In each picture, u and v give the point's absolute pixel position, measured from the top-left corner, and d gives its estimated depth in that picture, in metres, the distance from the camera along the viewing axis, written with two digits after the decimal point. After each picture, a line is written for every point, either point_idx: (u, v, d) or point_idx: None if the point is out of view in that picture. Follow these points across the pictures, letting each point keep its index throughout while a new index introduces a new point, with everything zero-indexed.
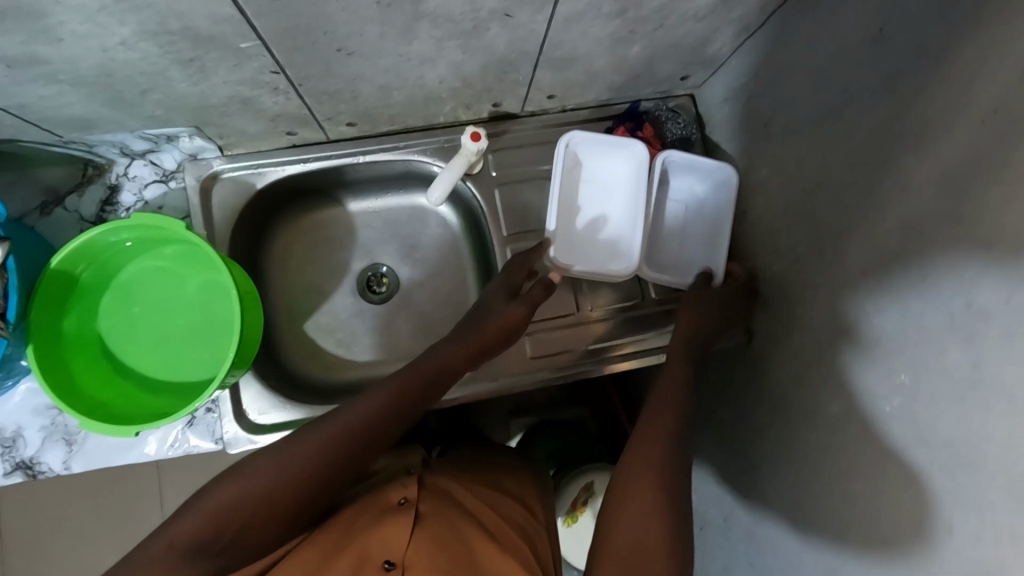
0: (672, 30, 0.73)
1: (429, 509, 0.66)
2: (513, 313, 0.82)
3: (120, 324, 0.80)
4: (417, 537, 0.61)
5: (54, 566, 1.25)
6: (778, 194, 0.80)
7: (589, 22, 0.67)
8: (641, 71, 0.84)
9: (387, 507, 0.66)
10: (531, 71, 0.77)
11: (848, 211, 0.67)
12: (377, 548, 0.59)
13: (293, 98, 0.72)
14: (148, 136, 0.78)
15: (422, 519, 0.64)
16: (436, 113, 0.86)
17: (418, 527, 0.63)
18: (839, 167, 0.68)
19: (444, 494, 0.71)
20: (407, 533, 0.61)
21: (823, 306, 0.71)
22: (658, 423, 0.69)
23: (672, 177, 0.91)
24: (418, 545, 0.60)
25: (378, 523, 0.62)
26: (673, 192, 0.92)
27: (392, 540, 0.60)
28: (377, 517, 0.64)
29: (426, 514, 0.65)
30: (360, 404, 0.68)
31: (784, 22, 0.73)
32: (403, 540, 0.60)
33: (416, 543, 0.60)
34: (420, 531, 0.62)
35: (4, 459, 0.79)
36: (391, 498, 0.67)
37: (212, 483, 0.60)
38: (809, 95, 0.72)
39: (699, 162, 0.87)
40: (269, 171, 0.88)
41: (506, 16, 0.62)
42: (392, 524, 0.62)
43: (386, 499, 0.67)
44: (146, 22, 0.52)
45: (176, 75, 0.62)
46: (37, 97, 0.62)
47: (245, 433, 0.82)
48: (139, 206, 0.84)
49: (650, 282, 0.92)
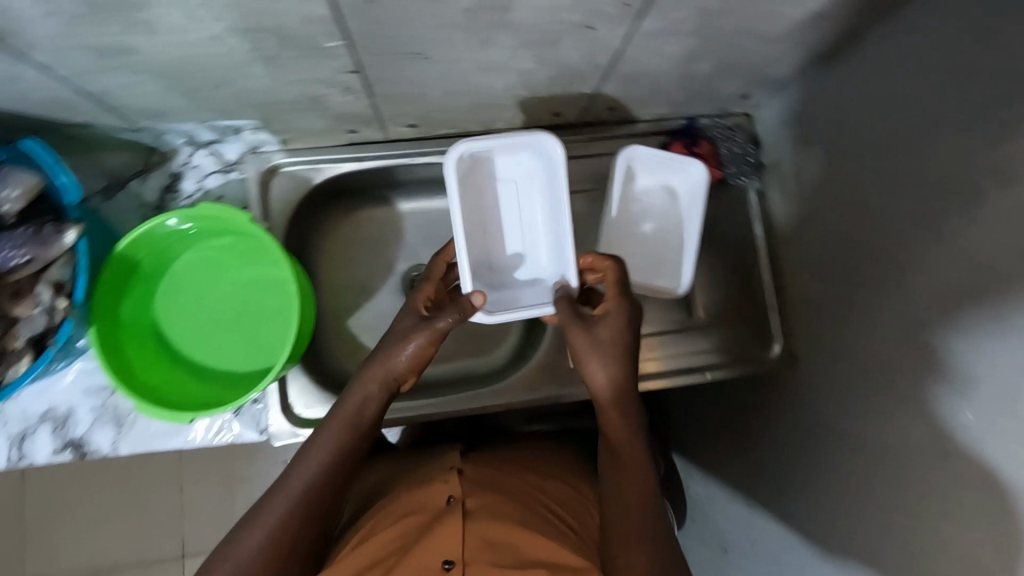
0: (746, 49, 0.72)
1: (477, 503, 0.66)
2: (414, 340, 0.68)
3: (173, 312, 0.80)
4: (471, 533, 0.61)
5: (71, 543, 1.27)
6: (837, 220, 0.79)
7: (667, 38, 0.66)
8: (704, 88, 0.84)
9: (436, 509, 0.66)
10: (598, 83, 0.77)
11: (918, 241, 0.66)
12: (432, 547, 0.60)
13: (362, 98, 0.73)
14: (216, 127, 0.79)
15: (472, 513, 0.65)
16: (495, 119, 0.86)
17: (471, 522, 0.63)
18: (909, 197, 0.67)
19: (490, 485, 0.71)
20: (461, 529, 0.62)
21: (884, 339, 0.71)
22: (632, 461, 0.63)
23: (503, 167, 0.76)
24: (473, 543, 0.60)
25: (432, 526, 0.63)
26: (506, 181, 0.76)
27: (446, 540, 0.60)
28: (427, 520, 0.64)
29: (474, 508, 0.66)
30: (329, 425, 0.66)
31: (859, 46, 0.72)
32: (455, 541, 0.60)
33: (472, 538, 0.61)
34: (471, 526, 0.62)
35: (55, 437, 0.80)
36: (438, 497, 0.68)
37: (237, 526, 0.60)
38: (880, 123, 0.71)
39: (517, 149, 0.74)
40: (326, 167, 0.88)
41: (587, 28, 0.62)
42: (445, 522, 0.62)
43: (432, 501, 0.67)
44: (240, 20, 0.53)
45: (255, 71, 0.62)
46: (118, 86, 0.63)
47: (291, 426, 0.83)
48: (199, 195, 0.87)
49: (697, 302, 0.95)
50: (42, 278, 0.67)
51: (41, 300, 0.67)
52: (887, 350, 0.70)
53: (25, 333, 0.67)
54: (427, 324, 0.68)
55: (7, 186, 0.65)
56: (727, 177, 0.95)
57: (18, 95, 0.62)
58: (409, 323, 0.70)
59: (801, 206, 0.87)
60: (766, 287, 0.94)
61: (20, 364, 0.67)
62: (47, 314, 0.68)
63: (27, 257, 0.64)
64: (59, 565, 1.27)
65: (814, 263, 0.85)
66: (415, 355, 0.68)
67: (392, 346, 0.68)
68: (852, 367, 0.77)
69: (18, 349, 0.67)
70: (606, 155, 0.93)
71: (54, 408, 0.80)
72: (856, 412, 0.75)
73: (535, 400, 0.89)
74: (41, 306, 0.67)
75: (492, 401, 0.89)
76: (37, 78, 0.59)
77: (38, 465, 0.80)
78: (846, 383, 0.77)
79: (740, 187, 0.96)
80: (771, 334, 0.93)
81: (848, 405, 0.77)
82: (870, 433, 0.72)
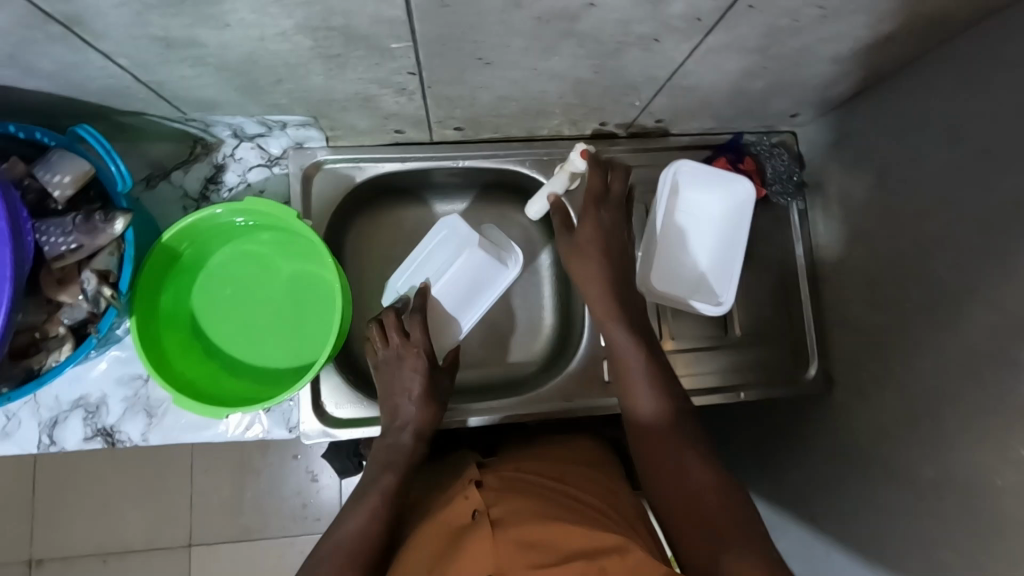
0: (805, 68, 0.71)
1: (501, 511, 0.62)
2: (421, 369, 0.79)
3: (210, 305, 0.80)
4: (502, 539, 0.57)
5: (81, 527, 1.27)
6: (886, 245, 0.78)
7: (729, 54, 0.66)
8: (755, 105, 0.83)
9: (462, 525, 0.62)
10: (650, 95, 0.76)
11: (978, 272, 0.65)
12: (466, 565, 0.55)
13: (415, 99, 0.72)
14: (265, 122, 0.78)
15: (499, 521, 0.60)
16: (541, 126, 0.86)
17: (498, 530, 0.59)
18: (968, 227, 0.66)
19: (512, 493, 0.67)
20: (492, 539, 0.57)
21: (935, 370, 0.70)
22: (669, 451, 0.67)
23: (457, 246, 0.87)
24: (506, 548, 0.56)
25: (460, 543, 0.58)
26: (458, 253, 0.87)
27: (478, 555, 0.55)
28: (456, 538, 0.60)
29: (499, 516, 0.61)
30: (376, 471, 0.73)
31: (920, 70, 0.71)
32: (489, 551, 0.55)
33: (503, 545, 0.56)
34: (501, 534, 0.58)
35: (87, 424, 0.80)
36: (462, 514, 0.64)
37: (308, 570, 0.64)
38: (938, 150, 0.70)
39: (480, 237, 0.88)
40: (369, 166, 0.88)
41: (653, 41, 0.61)
42: (473, 537, 0.58)
43: (457, 518, 0.63)
44: (312, 18, 0.52)
45: (315, 68, 0.62)
46: (178, 77, 0.62)
47: (322, 426, 0.82)
48: (242, 188, 0.86)
49: (735, 319, 0.93)
50: (88, 266, 0.67)
51: (86, 287, 0.66)
52: (940, 380, 0.69)
53: (66, 319, 0.68)
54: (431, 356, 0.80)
55: (58, 171, 0.65)
56: (770, 194, 0.94)
57: (79, 81, 0.62)
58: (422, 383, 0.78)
59: (848, 228, 0.86)
60: (805, 309, 0.93)
61: (61, 350, 0.67)
62: (91, 302, 0.67)
63: (75, 244, 0.64)
64: (72, 549, 1.26)
65: (859, 287, 0.84)
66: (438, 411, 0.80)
67: (421, 411, 0.77)
68: (900, 397, 0.75)
69: (60, 334, 0.68)
70: (649, 168, 0.93)
71: (87, 395, 0.80)
72: (906, 441, 0.74)
73: (567, 412, 0.88)
74: (85, 295, 0.67)
75: (523, 412, 0.88)
76: (100, 66, 0.59)
77: (68, 451, 0.79)
78: (893, 410, 0.77)
79: (782, 205, 0.95)
80: (807, 354, 0.92)
81: (897, 434, 0.76)
82: (919, 463, 0.72)
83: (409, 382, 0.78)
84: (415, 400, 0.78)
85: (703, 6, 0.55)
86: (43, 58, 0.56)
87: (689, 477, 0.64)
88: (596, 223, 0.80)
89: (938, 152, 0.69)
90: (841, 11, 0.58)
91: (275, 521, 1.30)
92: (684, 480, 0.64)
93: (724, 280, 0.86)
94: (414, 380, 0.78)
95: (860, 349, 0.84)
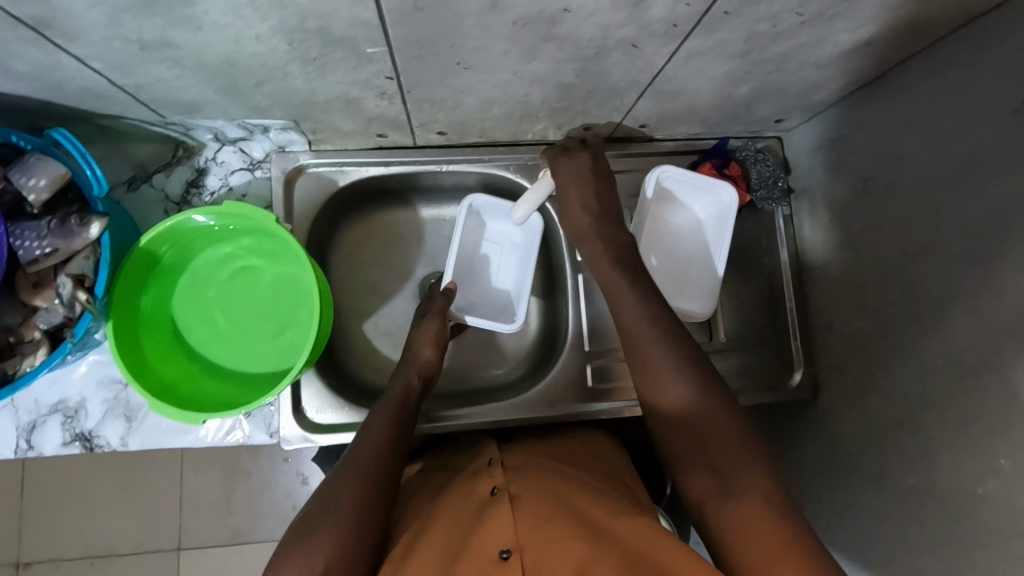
0: (787, 73, 0.71)
1: (520, 488, 0.65)
2: (427, 329, 0.82)
3: (192, 309, 0.80)
4: (523, 513, 0.60)
5: (67, 530, 1.26)
6: (870, 251, 0.78)
7: (710, 59, 0.65)
8: (740, 110, 0.83)
9: (481, 501, 0.65)
10: (634, 100, 0.76)
11: (962, 279, 0.64)
12: (486, 538, 0.57)
13: (397, 103, 0.72)
14: (246, 126, 0.77)
15: (518, 498, 0.63)
16: (526, 130, 0.85)
17: (518, 505, 0.62)
18: (951, 233, 0.65)
19: (531, 472, 0.70)
20: (511, 514, 0.60)
21: (919, 373, 0.70)
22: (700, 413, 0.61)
23: (489, 222, 0.92)
24: (525, 525, 0.58)
25: (481, 515, 0.61)
26: (492, 233, 0.92)
27: (498, 531, 0.58)
28: (473, 513, 0.63)
29: (518, 492, 0.64)
30: (375, 430, 0.69)
31: (902, 77, 0.71)
32: (508, 523, 0.58)
33: (524, 520, 0.59)
34: (520, 509, 0.61)
35: (65, 429, 0.79)
36: (483, 489, 0.67)
37: (304, 523, 0.59)
38: (920, 155, 0.69)
39: (505, 207, 0.89)
40: (352, 170, 0.88)
41: (632, 45, 0.61)
42: (494, 512, 0.61)
43: (478, 492, 0.67)
44: (287, 21, 0.52)
45: (294, 71, 0.62)
46: (156, 79, 0.62)
47: (302, 431, 0.81)
48: (223, 191, 0.85)
49: (720, 324, 0.93)
50: (63, 270, 0.66)
51: (61, 292, 0.66)
52: (924, 386, 0.69)
53: (42, 323, 0.67)
54: (432, 317, 0.83)
55: (33, 175, 0.64)
56: (756, 200, 0.93)
57: (56, 84, 0.62)
58: (415, 331, 0.83)
59: (832, 233, 0.85)
60: (791, 315, 0.92)
61: (36, 355, 0.67)
62: (67, 307, 0.67)
63: (49, 248, 0.64)
64: (60, 551, 1.25)
65: (846, 292, 0.83)
66: (434, 347, 0.81)
67: (413, 349, 0.80)
68: (886, 403, 0.75)
69: (36, 338, 0.67)
70: (635, 172, 0.92)
71: (66, 399, 0.79)
72: (890, 448, 0.74)
73: (551, 419, 0.88)
74: (60, 299, 0.66)
75: (510, 418, 0.87)
76: (76, 68, 0.58)
77: (45, 456, 0.79)
78: (879, 417, 0.76)
79: (768, 211, 0.95)
80: (793, 360, 0.92)
81: (882, 441, 0.75)
82: (905, 468, 0.71)
83: (410, 334, 0.84)
84: (412, 345, 0.81)
85: (681, 11, 0.55)
86: (16, 60, 0.56)
87: (712, 403, 0.61)
88: (570, 175, 0.78)
89: (922, 158, 0.69)
90: (822, 16, 0.58)
91: (264, 524, 1.30)
92: (705, 404, 0.61)
93: (704, 283, 0.86)
94: (411, 332, 0.84)
95: (846, 352, 0.83)
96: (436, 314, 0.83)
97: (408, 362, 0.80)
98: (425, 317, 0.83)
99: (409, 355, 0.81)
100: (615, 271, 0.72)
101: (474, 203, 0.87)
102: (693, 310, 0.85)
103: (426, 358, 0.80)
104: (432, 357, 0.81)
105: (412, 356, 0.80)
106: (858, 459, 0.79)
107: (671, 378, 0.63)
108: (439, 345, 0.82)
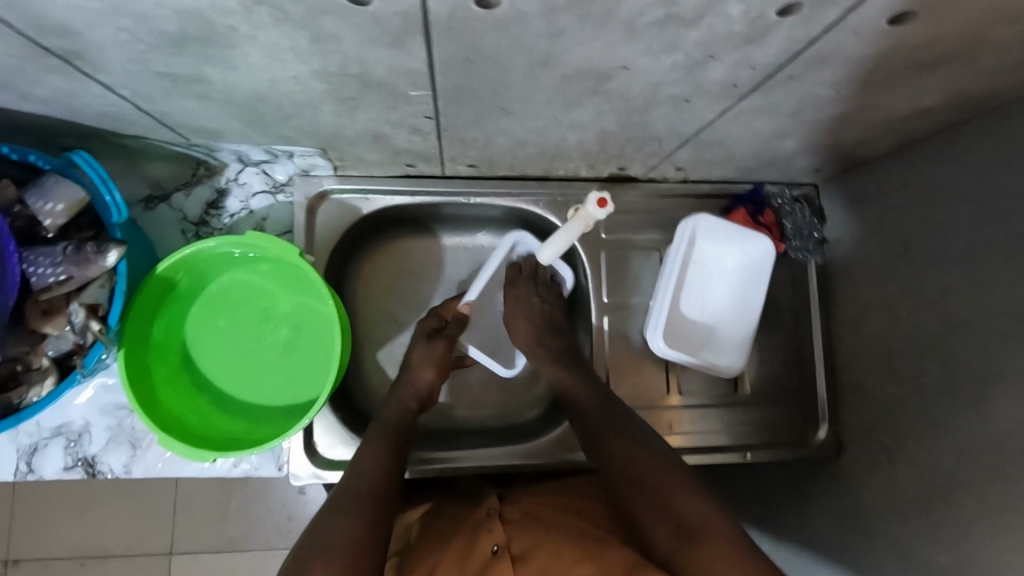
0: (836, 131, 0.69)
1: (523, 546, 0.64)
2: (433, 350, 0.81)
3: (205, 336, 0.77)
4: None
5: (58, 529, 1.23)
6: (905, 315, 0.75)
7: (760, 117, 0.63)
8: (779, 161, 0.80)
9: (482, 560, 0.64)
10: (673, 147, 0.73)
11: (1012, 362, 0.61)
12: None
13: (429, 139, 0.69)
14: (271, 150, 0.74)
15: (522, 558, 0.62)
16: (557, 167, 0.82)
17: (522, 568, 0.61)
18: (997, 312, 0.63)
19: (532, 524, 0.68)
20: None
21: (955, 451, 0.67)
22: (693, 504, 0.60)
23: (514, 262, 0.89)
24: None
25: None
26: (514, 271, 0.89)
27: None
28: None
29: (521, 552, 0.63)
30: (370, 464, 0.66)
31: (956, 144, 0.68)
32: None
33: None
34: (524, 573, 0.60)
35: (67, 454, 0.76)
36: (483, 547, 0.65)
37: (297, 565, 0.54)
38: (968, 228, 0.67)
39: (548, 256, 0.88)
40: (377, 198, 0.85)
41: (683, 101, 0.58)
42: None
43: (478, 550, 0.65)
44: (326, 65, 0.49)
45: (328, 109, 0.59)
46: (183, 109, 0.59)
47: (314, 468, 0.79)
48: (243, 215, 0.82)
49: (744, 376, 0.91)
50: (76, 298, 0.63)
51: (74, 319, 0.63)
52: (960, 465, 0.66)
53: (51, 350, 0.65)
54: (440, 337, 0.82)
55: (50, 199, 0.62)
56: (789, 249, 0.90)
57: (78, 108, 0.59)
58: (419, 347, 0.81)
59: (865, 291, 0.83)
60: (817, 369, 0.90)
61: (43, 385, 0.64)
62: (79, 334, 0.64)
63: (63, 275, 0.61)
64: (49, 551, 1.22)
65: (879, 353, 0.80)
66: (434, 370, 0.80)
67: (413, 369, 0.79)
68: (914, 476, 0.72)
69: (43, 366, 0.64)
70: (664, 213, 0.90)
71: (69, 423, 0.77)
72: (914, 522, 0.71)
73: (569, 464, 0.86)
74: (72, 327, 0.64)
75: (525, 462, 0.86)
76: (99, 94, 0.55)
77: (46, 480, 0.76)
78: (905, 488, 0.73)
79: (799, 260, 0.92)
80: (816, 414, 0.89)
81: (906, 514, 0.72)
82: (927, 545, 0.69)
83: (411, 350, 0.82)
84: (411, 364, 0.80)
85: (741, 73, 0.52)
86: (38, 85, 0.53)
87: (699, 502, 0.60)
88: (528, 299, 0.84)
89: (970, 229, 0.66)
90: (886, 83, 0.55)
91: (258, 533, 1.27)
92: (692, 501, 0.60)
93: (735, 340, 0.86)
94: (413, 348, 0.82)
95: (873, 417, 0.81)
96: (446, 337, 0.82)
97: (404, 387, 0.78)
98: (433, 337, 0.82)
99: (407, 376, 0.79)
100: (564, 368, 0.79)
101: (520, 239, 0.86)
102: (723, 364, 0.86)
103: (425, 381, 0.79)
104: (433, 381, 0.80)
105: (411, 377, 0.79)
106: (872, 526, 0.77)
107: (632, 444, 0.68)
108: (440, 369, 0.80)
